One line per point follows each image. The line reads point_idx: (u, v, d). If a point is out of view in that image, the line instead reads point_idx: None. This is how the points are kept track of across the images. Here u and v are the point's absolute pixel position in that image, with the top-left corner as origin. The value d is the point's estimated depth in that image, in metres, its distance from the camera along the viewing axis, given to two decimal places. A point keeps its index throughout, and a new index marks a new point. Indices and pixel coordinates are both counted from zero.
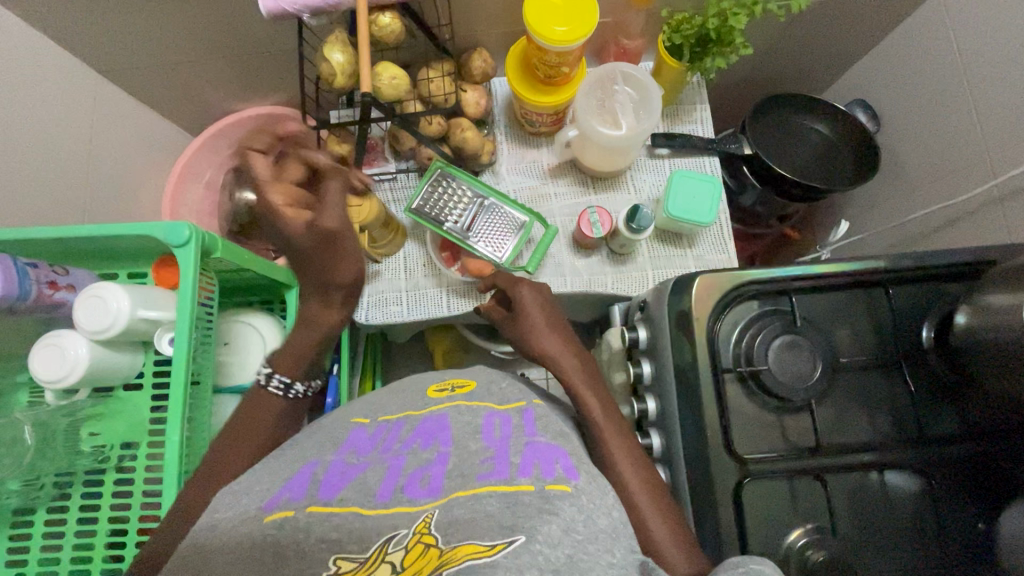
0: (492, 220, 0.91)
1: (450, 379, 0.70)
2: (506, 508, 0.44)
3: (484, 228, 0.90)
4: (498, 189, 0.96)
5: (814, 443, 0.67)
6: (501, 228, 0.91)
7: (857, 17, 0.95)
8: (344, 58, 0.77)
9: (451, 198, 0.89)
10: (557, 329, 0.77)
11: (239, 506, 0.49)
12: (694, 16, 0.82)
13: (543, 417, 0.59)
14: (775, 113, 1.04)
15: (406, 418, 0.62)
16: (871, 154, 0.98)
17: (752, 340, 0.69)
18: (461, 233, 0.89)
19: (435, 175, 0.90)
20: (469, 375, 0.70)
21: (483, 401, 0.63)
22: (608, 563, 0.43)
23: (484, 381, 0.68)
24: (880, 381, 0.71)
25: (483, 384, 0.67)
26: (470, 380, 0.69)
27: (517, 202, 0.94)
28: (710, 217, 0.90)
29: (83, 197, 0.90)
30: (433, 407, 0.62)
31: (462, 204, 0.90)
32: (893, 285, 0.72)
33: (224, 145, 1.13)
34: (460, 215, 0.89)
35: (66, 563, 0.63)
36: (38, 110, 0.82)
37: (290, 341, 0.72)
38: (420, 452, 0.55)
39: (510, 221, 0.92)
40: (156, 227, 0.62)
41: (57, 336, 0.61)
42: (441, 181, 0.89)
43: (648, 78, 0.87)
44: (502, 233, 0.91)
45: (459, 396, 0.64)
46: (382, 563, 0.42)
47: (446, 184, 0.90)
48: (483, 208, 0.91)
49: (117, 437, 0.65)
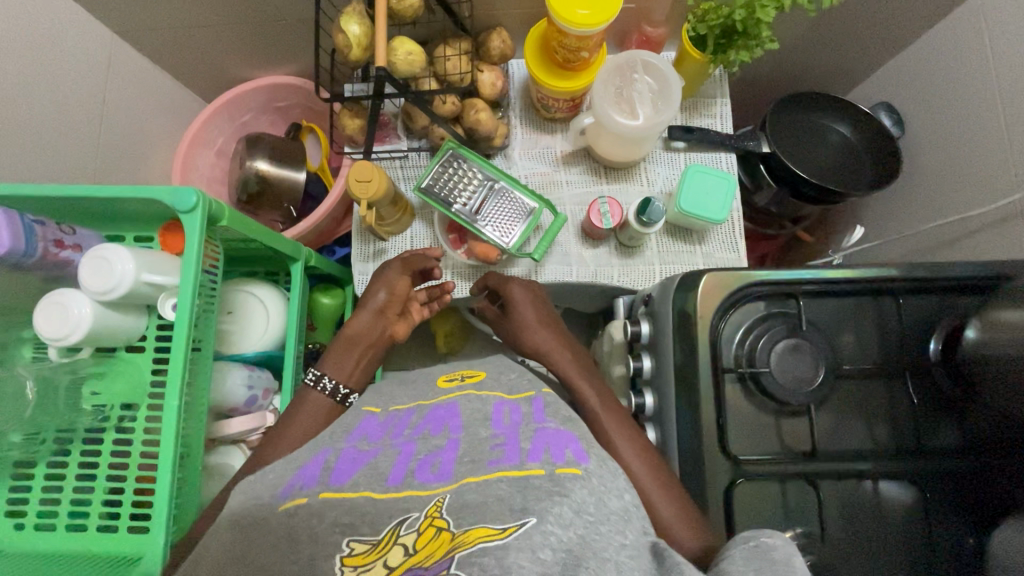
0: (501, 204, 0.90)
1: (460, 370, 0.70)
2: (518, 491, 0.44)
3: (488, 213, 0.88)
4: (509, 173, 0.95)
5: (810, 448, 0.67)
6: (505, 216, 0.90)
7: (888, 14, 0.92)
8: (360, 31, 0.76)
9: (461, 180, 0.88)
10: (548, 325, 0.79)
11: (251, 492, 0.50)
12: (721, 6, 0.79)
13: (553, 404, 0.58)
14: (795, 113, 1.02)
15: (417, 406, 0.63)
16: (892, 160, 0.96)
17: (754, 341, 0.69)
18: (469, 216, 0.87)
19: (446, 156, 0.88)
20: (480, 367, 0.71)
21: (493, 390, 0.63)
22: (620, 544, 0.42)
23: (494, 372, 0.69)
24: (881, 390, 0.70)
25: (492, 374, 0.68)
26: (479, 372, 0.69)
27: (528, 188, 0.93)
28: (723, 215, 0.89)
29: (94, 158, 0.89)
30: (443, 398, 0.63)
31: (472, 187, 0.89)
32: (904, 295, 0.70)
33: (237, 112, 1.12)
34: (469, 200, 0.88)
35: (63, 517, 0.64)
36: (50, 68, 0.81)
37: (329, 356, 0.74)
38: (431, 438, 0.55)
39: (519, 207, 0.90)
40: (163, 192, 0.61)
41: (60, 294, 0.61)
42: (452, 161, 0.88)
43: (669, 68, 0.84)
44: (510, 218, 0.90)
45: (469, 386, 0.64)
46: (394, 544, 0.42)
47: (455, 164, 0.89)
48: (492, 193, 0.89)
49: (118, 397, 0.66)
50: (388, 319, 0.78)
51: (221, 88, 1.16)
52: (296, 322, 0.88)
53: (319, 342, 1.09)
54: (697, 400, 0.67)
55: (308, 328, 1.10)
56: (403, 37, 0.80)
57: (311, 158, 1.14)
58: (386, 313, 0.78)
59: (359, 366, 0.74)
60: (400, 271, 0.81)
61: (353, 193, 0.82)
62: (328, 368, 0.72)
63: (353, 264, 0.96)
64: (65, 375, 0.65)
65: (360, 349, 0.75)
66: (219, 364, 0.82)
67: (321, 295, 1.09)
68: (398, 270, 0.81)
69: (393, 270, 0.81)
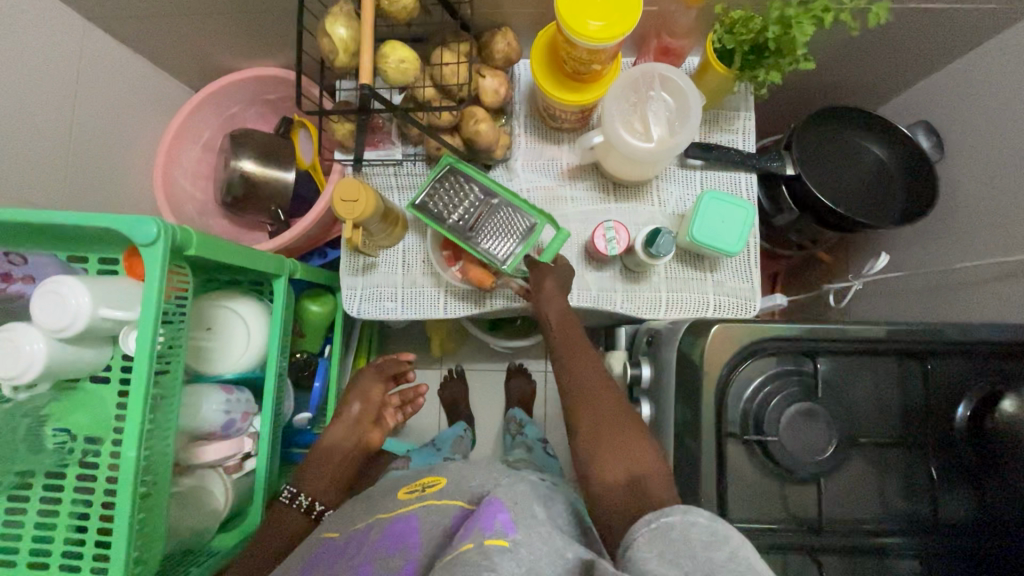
0: (499, 221, 0.82)
1: (423, 480, 0.66)
2: None
3: (484, 233, 0.81)
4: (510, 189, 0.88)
5: (816, 519, 0.62)
6: (503, 236, 0.82)
7: (935, 29, 0.83)
8: (347, 33, 0.69)
9: (457, 197, 0.81)
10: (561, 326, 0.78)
11: None
12: (753, 18, 0.70)
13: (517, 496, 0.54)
14: (824, 131, 0.94)
15: (375, 523, 0.59)
16: (928, 189, 0.88)
17: (764, 401, 0.63)
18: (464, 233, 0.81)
19: (443, 171, 0.82)
20: (442, 472, 0.66)
21: (453, 496, 0.58)
22: None
23: (458, 477, 0.63)
24: (898, 457, 0.65)
25: (455, 480, 0.63)
26: (443, 478, 0.65)
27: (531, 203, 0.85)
28: (738, 246, 0.83)
29: (68, 156, 0.83)
30: (403, 510, 0.58)
31: (469, 204, 0.82)
32: (933, 358, 0.64)
33: (223, 104, 1.05)
34: (467, 217, 0.81)
35: (23, 554, 0.60)
36: (19, 60, 0.74)
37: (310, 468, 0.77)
38: (388, 560, 0.51)
39: (518, 224, 0.82)
40: (120, 221, 0.56)
41: (9, 330, 0.57)
42: (453, 176, 0.82)
43: (690, 84, 0.76)
44: (508, 235, 0.82)
45: (429, 496, 0.60)
46: None
47: (454, 180, 0.82)
48: (492, 212, 0.82)
49: (81, 430, 0.62)
50: (363, 431, 0.82)
51: (208, 76, 1.09)
52: (279, 340, 0.84)
53: (307, 349, 1.06)
54: (699, 461, 0.61)
55: (297, 336, 1.05)
56: (395, 41, 0.73)
57: (302, 154, 1.04)
58: (358, 427, 0.82)
59: (336, 480, 0.77)
60: (372, 380, 0.87)
61: (338, 213, 0.77)
62: (305, 486, 0.74)
63: (341, 277, 0.90)
64: (23, 417, 0.60)
65: (337, 460, 0.78)
66: (194, 388, 0.77)
67: (310, 303, 1.04)
68: (369, 378, 0.87)
69: (368, 380, 0.86)
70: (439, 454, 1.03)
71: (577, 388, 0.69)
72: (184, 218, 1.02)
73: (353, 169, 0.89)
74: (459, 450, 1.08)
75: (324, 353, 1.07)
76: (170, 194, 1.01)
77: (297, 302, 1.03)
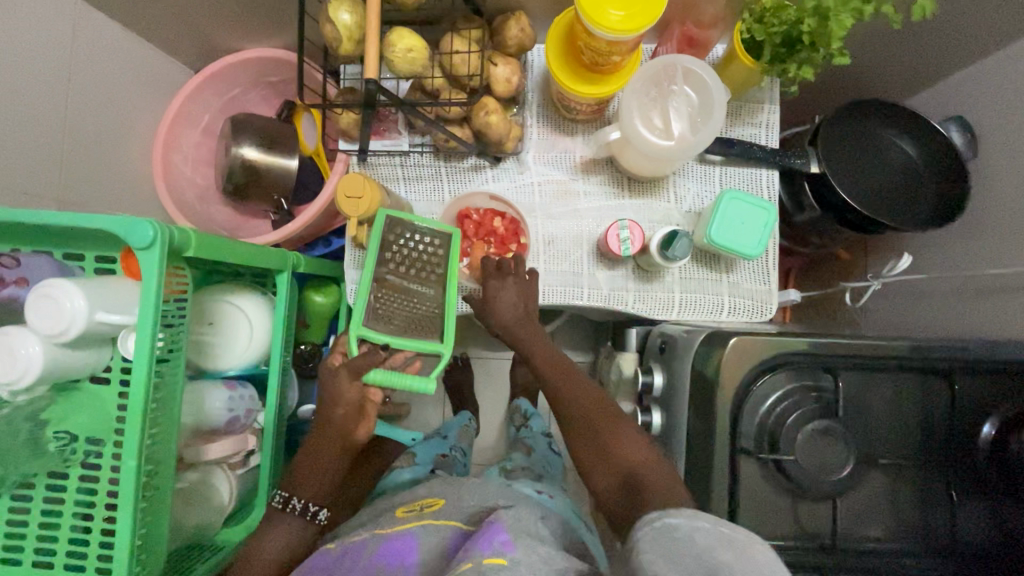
0: (397, 305, 0.73)
1: (421, 501, 0.67)
2: None
3: (417, 312, 0.73)
4: (364, 253, 0.72)
5: (830, 539, 0.61)
6: (408, 325, 0.72)
7: (979, 22, 0.77)
8: (351, 20, 0.66)
9: (397, 274, 0.74)
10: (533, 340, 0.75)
11: None
12: (786, 7, 0.65)
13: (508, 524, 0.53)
14: (852, 127, 0.89)
15: (371, 538, 0.59)
16: (959, 190, 0.83)
17: (781, 418, 0.61)
18: (432, 293, 0.75)
19: (387, 228, 0.74)
20: (440, 493, 0.68)
21: (450, 517, 0.61)
22: None
23: (454, 498, 0.65)
24: (917, 478, 0.62)
25: (452, 501, 0.65)
26: (439, 499, 0.66)
27: (355, 288, 0.71)
28: (758, 250, 0.80)
29: (64, 141, 0.81)
30: (399, 527, 0.60)
31: (400, 283, 0.74)
32: (960, 378, 0.62)
33: (223, 87, 1.01)
34: (415, 283, 0.74)
35: (29, 551, 0.60)
36: (10, 43, 0.70)
37: (304, 463, 0.69)
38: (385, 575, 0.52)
39: (389, 316, 0.72)
40: (115, 223, 0.53)
41: (5, 334, 0.55)
42: (391, 232, 0.74)
43: (715, 78, 0.72)
44: (403, 321, 0.72)
45: (426, 515, 0.62)
46: None
47: (399, 235, 0.75)
48: (384, 304, 0.72)
49: (82, 431, 0.61)
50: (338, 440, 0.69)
51: (209, 54, 1.05)
52: (282, 336, 0.82)
53: (311, 340, 1.04)
54: (710, 476, 0.60)
55: (301, 326, 1.04)
56: (402, 28, 0.69)
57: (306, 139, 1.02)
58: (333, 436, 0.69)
59: (326, 480, 0.69)
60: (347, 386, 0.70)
61: (341, 210, 0.74)
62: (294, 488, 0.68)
63: (345, 272, 0.88)
64: (25, 421, 0.58)
65: (324, 462, 0.69)
66: (196, 385, 0.76)
67: (314, 294, 1.02)
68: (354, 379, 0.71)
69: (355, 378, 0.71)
70: (445, 445, 1.03)
71: (562, 399, 0.69)
72: (185, 205, 1.00)
73: (358, 160, 0.85)
74: (465, 439, 1.08)
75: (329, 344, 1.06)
76: (171, 180, 0.98)
77: (301, 293, 1.01)
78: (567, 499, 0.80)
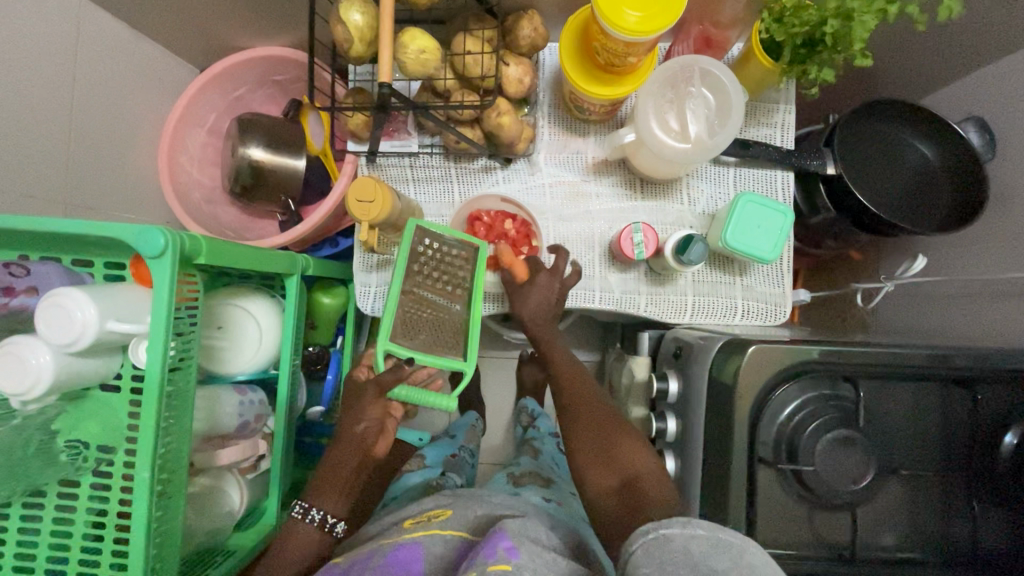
0: (425, 321, 0.75)
1: (429, 512, 0.66)
2: None
3: (442, 326, 0.76)
4: (396, 267, 0.72)
5: (850, 550, 0.60)
6: (434, 341, 0.74)
7: (1001, 21, 0.75)
8: (363, 20, 0.65)
9: (425, 289, 0.75)
10: (557, 357, 0.76)
11: None
12: (806, 7, 0.64)
13: (514, 530, 0.52)
14: (868, 129, 0.88)
15: (376, 547, 0.59)
16: (976, 193, 0.82)
17: (800, 427, 0.60)
18: (455, 309, 0.77)
19: (416, 240, 0.75)
20: (448, 504, 0.67)
21: (454, 527, 0.60)
22: None
23: (461, 508, 0.65)
24: (936, 488, 0.62)
25: (459, 511, 0.64)
26: (446, 508, 0.65)
27: (387, 302, 0.72)
28: (773, 254, 0.79)
29: (69, 143, 0.79)
30: (406, 536, 0.59)
31: (428, 299, 0.75)
32: (982, 388, 0.61)
33: (229, 86, 1.00)
34: (439, 298, 0.76)
35: (42, 559, 0.60)
36: (11, 43, 0.69)
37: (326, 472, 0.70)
38: None
39: (417, 332, 0.73)
40: (127, 232, 0.52)
41: (15, 344, 0.54)
42: (417, 244, 0.75)
43: (732, 80, 0.70)
44: (431, 338, 0.74)
45: (433, 525, 0.61)
46: None
47: (425, 245, 0.75)
48: (411, 319, 0.73)
49: (93, 439, 0.60)
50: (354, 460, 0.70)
51: (214, 52, 1.04)
52: (295, 338, 0.81)
53: (319, 343, 1.03)
54: (729, 484, 0.59)
55: (309, 328, 1.03)
56: (414, 29, 0.68)
57: (313, 138, 0.97)
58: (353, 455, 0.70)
59: (347, 492, 0.70)
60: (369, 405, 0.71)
61: (354, 214, 0.73)
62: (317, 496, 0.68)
63: (355, 275, 0.87)
64: (37, 430, 0.58)
65: (343, 475, 0.69)
66: (210, 389, 0.75)
67: (322, 295, 1.01)
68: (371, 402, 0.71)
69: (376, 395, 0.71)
70: (453, 445, 1.02)
71: (576, 406, 0.69)
72: (191, 206, 0.99)
73: (367, 161, 0.84)
74: (473, 439, 1.08)
75: (337, 346, 1.05)
76: (177, 181, 0.97)
77: (309, 294, 1.01)
78: (575, 504, 0.81)
